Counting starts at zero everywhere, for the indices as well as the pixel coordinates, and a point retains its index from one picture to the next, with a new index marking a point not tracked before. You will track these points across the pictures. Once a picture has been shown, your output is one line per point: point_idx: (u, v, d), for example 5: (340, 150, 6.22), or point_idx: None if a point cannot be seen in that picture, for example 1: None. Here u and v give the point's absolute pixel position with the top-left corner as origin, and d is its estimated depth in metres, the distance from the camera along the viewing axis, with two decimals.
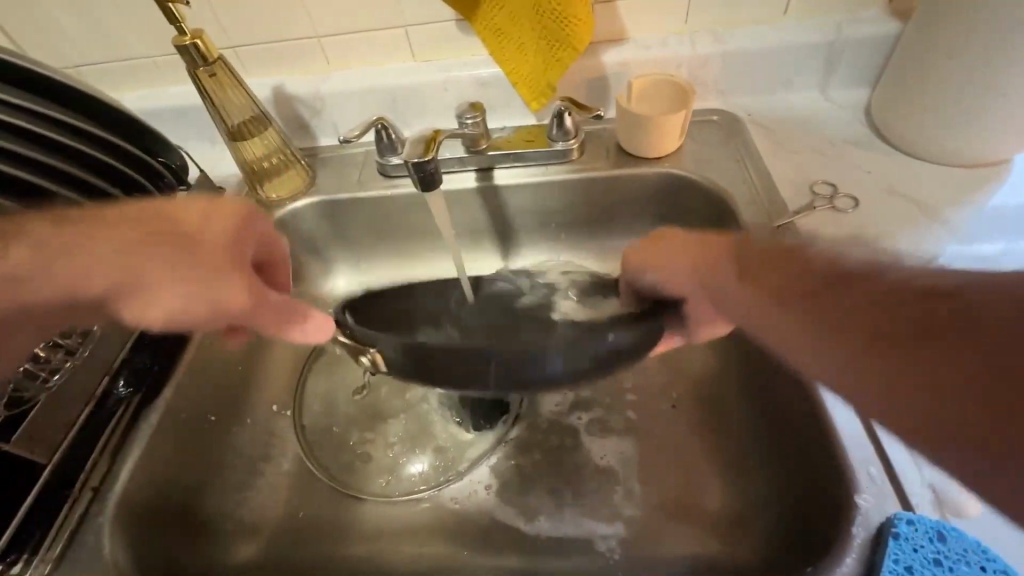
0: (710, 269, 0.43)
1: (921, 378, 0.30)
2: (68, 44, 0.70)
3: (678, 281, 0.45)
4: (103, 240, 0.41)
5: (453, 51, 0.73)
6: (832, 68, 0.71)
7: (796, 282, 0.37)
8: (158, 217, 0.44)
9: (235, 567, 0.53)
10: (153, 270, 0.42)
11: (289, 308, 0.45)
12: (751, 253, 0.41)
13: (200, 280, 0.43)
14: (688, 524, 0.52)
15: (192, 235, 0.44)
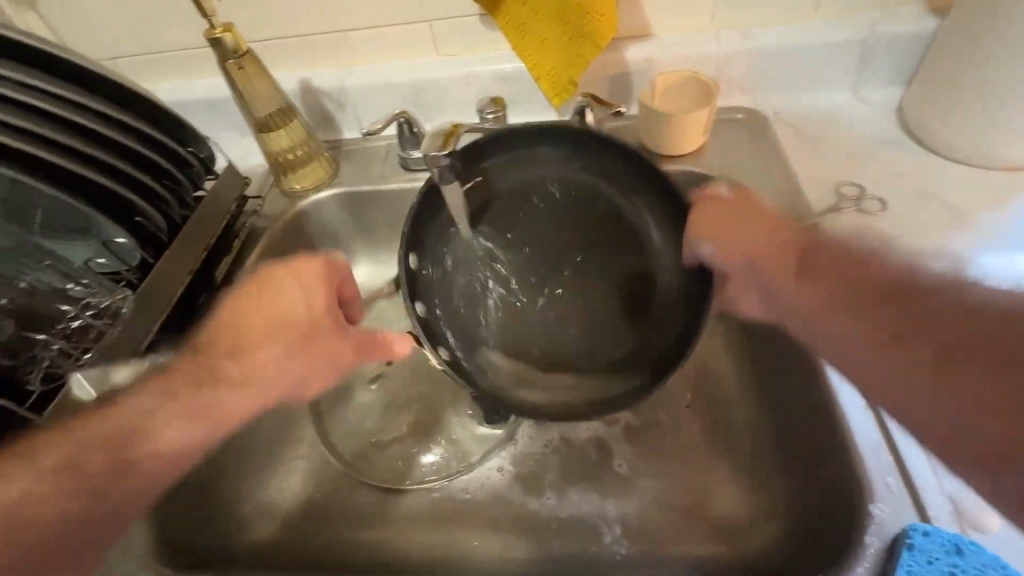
0: (764, 257, 0.49)
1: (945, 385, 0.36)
2: (107, 37, 0.72)
3: (732, 255, 0.50)
4: (254, 365, 0.49)
5: (476, 46, 0.74)
6: (864, 66, 0.69)
7: (867, 296, 0.43)
8: (271, 314, 0.50)
9: (252, 546, 0.54)
10: (302, 367, 0.50)
11: (394, 340, 0.52)
12: (814, 260, 0.47)
13: (325, 354, 0.51)
14: (698, 526, 0.52)
15: (308, 323, 0.51)
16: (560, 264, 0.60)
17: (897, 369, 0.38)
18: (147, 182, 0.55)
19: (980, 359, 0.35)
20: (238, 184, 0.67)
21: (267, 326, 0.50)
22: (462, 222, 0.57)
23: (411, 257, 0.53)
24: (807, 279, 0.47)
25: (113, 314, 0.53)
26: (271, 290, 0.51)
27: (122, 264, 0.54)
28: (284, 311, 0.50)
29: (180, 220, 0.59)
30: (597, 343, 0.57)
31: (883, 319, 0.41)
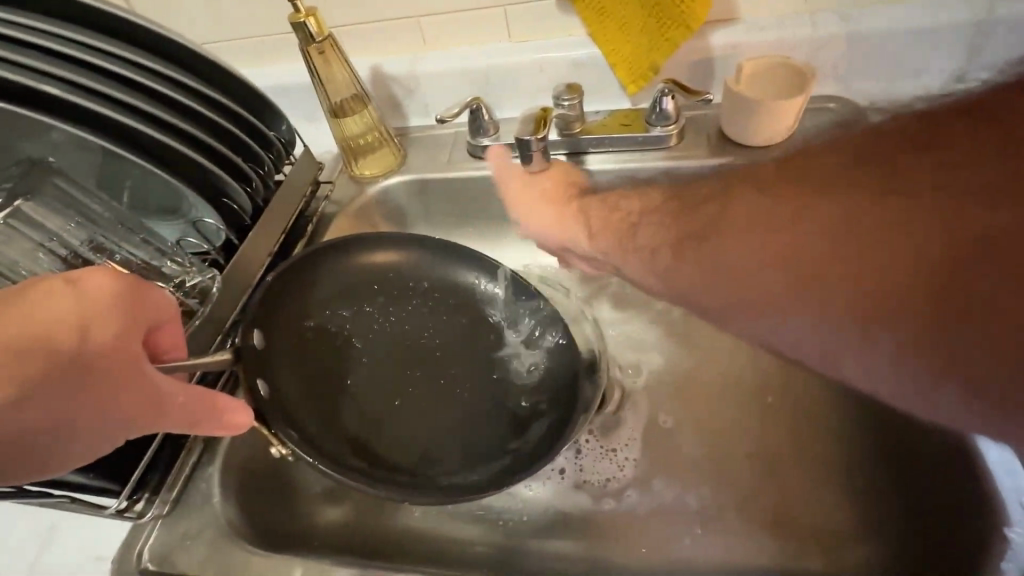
0: (563, 230, 0.56)
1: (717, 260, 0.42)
2: (192, 24, 0.74)
3: (544, 231, 0.58)
4: None
5: (551, 32, 0.72)
6: (978, 49, 0.63)
7: (690, 230, 0.45)
8: (22, 338, 0.37)
9: (323, 528, 0.53)
10: (59, 421, 0.38)
11: (222, 409, 0.43)
12: (591, 213, 0.54)
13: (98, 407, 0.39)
14: (786, 536, 0.49)
15: (76, 358, 0.39)
16: (421, 352, 0.59)
17: (726, 291, 0.42)
18: (235, 161, 0.56)
19: (719, 233, 0.42)
20: (313, 169, 0.67)
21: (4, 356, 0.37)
22: (319, 310, 0.58)
23: (256, 330, 0.53)
24: (625, 226, 0.50)
25: (201, 292, 0.53)
26: (27, 307, 0.38)
27: (207, 243, 0.56)
28: (37, 340, 0.38)
29: (262, 204, 0.60)
30: (449, 423, 0.56)
31: (653, 232, 0.48)
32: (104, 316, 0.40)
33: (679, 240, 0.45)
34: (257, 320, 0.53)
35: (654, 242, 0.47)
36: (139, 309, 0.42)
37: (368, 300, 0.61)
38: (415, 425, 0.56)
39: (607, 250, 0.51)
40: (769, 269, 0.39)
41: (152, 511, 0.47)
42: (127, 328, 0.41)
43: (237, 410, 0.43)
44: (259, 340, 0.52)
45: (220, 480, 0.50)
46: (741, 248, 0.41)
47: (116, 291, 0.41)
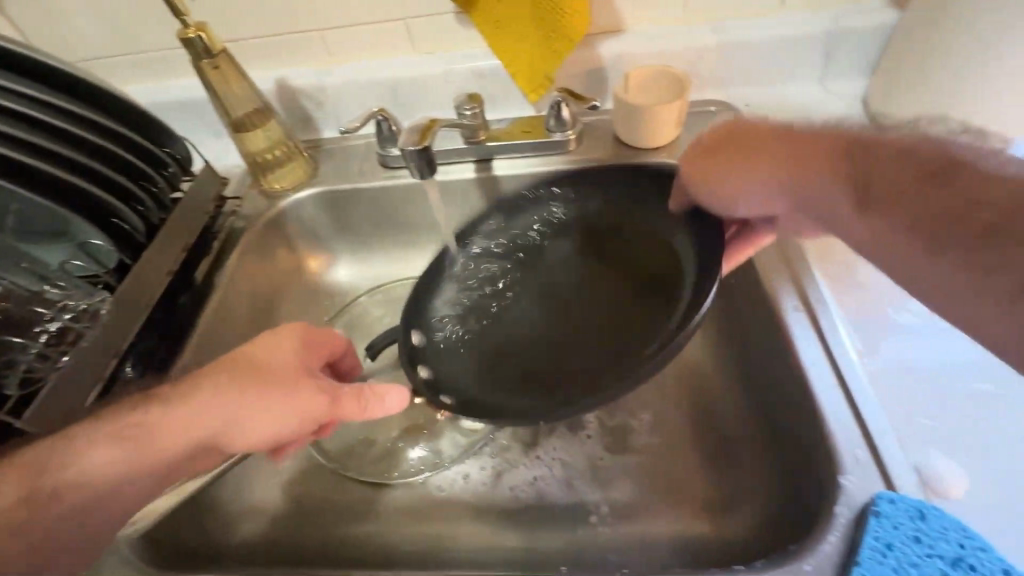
0: (800, 177, 0.44)
1: (901, 225, 0.39)
2: (79, 40, 0.72)
3: (762, 197, 0.47)
4: (204, 394, 0.46)
5: (452, 43, 0.74)
6: (831, 57, 0.71)
7: (899, 175, 0.40)
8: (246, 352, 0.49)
9: (240, 544, 0.55)
10: (252, 407, 0.46)
11: (383, 392, 0.50)
12: (783, 153, 0.45)
13: (283, 407, 0.47)
14: (680, 507, 0.52)
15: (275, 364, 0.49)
16: (575, 292, 0.61)
17: (907, 254, 0.39)
18: (121, 181, 0.54)
19: (891, 196, 0.39)
20: (216, 184, 0.66)
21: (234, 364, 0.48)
22: (466, 294, 0.63)
23: (415, 333, 0.59)
24: (788, 163, 0.45)
25: (92, 315, 0.52)
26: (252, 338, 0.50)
27: (99, 266, 0.54)
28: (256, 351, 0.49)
29: (158, 222, 0.59)
30: (598, 340, 0.57)
31: (820, 176, 0.43)
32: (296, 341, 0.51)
33: (853, 197, 0.41)
34: (410, 324, 0.59)
35: (830, 187, 0.43)
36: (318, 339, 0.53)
37: (503, 277, 0.64)
38: (571, 370, 0.56)
39: (836, 194, 0.43)
40: (983, 261, 0.35)
41: None
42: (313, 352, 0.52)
43: (387, 391, 0.50)
44: (419, 338, 0.59)
45: None
46: (969, 220, 0.36)
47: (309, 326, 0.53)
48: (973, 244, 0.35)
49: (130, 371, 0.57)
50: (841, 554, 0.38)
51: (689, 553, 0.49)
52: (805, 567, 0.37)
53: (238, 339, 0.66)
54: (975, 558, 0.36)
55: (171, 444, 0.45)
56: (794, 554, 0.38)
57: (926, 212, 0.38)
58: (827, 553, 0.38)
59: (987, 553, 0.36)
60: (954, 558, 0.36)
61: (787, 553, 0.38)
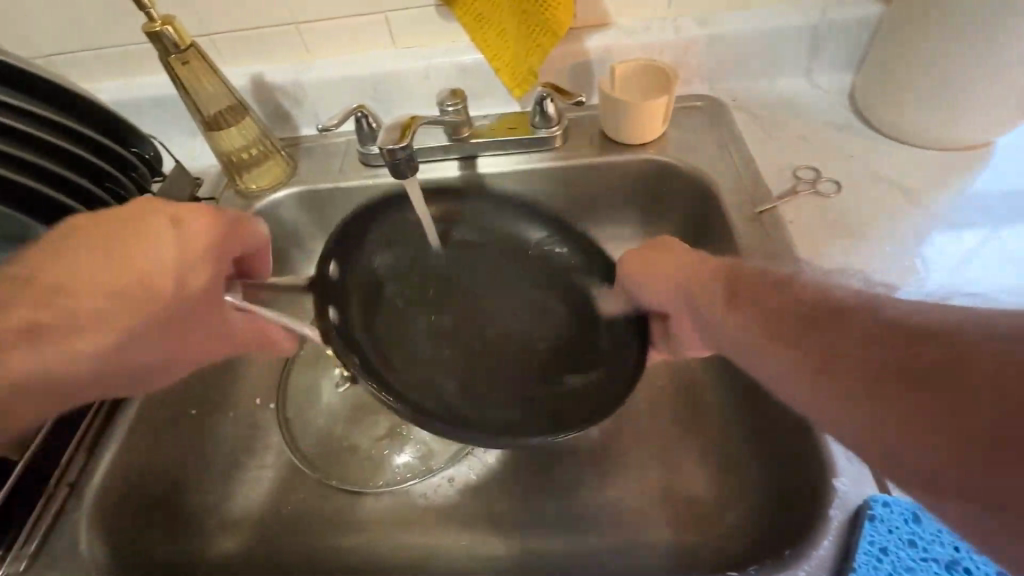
0: (683, 279, 0.45)
1: (762, 321, 0.37)
2: (43, 36, 0.69)
3: (662, 295, 0.47)
4: (91, 343, 0.42)
5: (433, 38, 0.72)
6: (817, 52, 0.71)
7: (774, 315, 0.37)
8: (132, 279, 0.44)
9: (220, 558, 0.53)
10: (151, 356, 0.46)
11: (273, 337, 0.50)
12: (664, 262, 0.47)
13: (176, 339, 0.46)
14: (673, 509, 0.52)
15: (168, 300, 0.45)
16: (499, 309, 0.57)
17: (781, 371, 0.35)
18: (85, 185, 0.51)
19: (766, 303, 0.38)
20: (187, 184, 0.64)
21: (116, 300, 0.43)
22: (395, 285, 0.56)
23: (331, 308, 0.49)
24: (674, 274, 0.46)
25: None
26: (131, 253, 0.44)
27: None
28: (147, 279, 0.44)
29: None
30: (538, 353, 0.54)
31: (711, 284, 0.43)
32: (196, 265, 0.47)
33: (726, 292, 0.41)
34: (326, 297, 0.49)
35: (703, 288, 0.43)
36: (224, 246, 0.48)
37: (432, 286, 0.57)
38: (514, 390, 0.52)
39: (709, 296, 0.42)
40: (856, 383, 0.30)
41: (5, 569, 0.43)
42: (211, 273, 0.48)
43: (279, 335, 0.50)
44: (334, 314, 0.49)
45: (89, 524, 0.46)
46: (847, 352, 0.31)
47: (210, 238, 0.47)
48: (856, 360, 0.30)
49: None
50: (834, 558, 0.37)
51: (684, 558, 0.48)
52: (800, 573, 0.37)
53: None
54: (969, 560, 0.36)
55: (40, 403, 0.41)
56: (789, 560, 0.37)
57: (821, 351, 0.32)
58: (822, 558, 0.37)
59: (980, 554, 0.36)
60: (948, 561, 0.36)
61: (782, 560, 0.38)
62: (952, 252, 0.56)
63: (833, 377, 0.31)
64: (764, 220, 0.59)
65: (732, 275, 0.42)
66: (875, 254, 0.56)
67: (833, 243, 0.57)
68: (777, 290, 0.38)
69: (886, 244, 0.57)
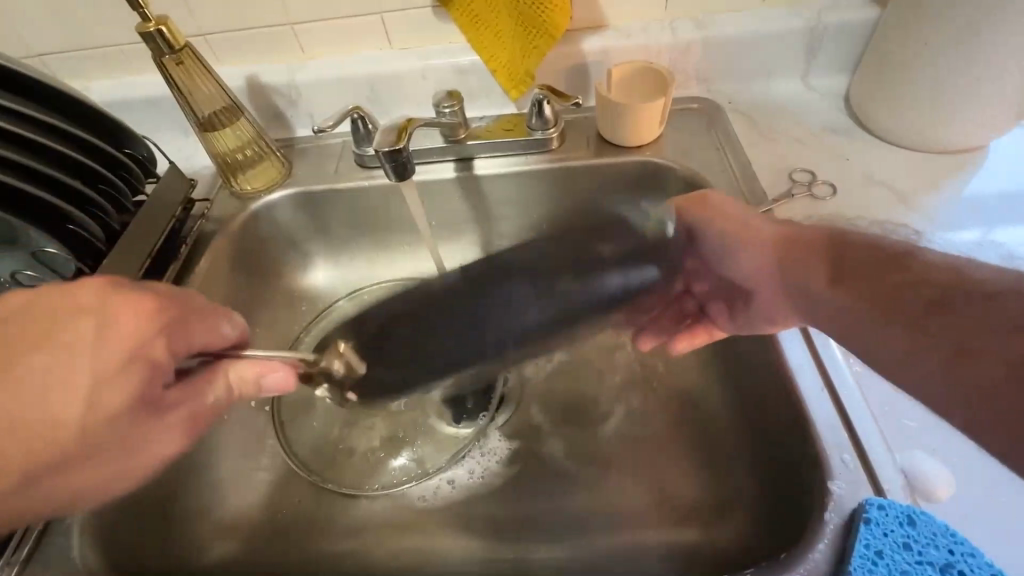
0: (759, 240, 0.45)
1: (846, 276, 0.39)
2: (35, 36, 0.69)
3: (744, 253, 0.47)
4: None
5: (430, 39, 0.72)
6: (814, 54, 0.71)
7: (892, 293, 0.35)
8: (41, 396, 0.33)
9: (213, 563, 0.52)
10: (79, 477, 0.36)
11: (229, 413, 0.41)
12: (737, 220, 0.47)
13: (110, 458, 0.37)
14: (669, 513, 0.52)
15: (92, 418, 0.35)
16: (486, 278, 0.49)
17: (861, 319, 0.36)
18: (78, 187, 0.51)
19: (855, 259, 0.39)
20: (182, 185, 0.63)
21: (24, 421, 0.33)
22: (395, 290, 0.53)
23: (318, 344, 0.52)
24: (756, 236, 0.46)
25: None
26: (44, 361, 0.34)
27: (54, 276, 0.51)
28: (63, 392, 0.34)
29: (120, 229, 0.56)
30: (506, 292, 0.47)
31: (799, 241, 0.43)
32: (124, 372, 0.35)
33: (817, 248, 0.42)
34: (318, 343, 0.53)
35: (790, 249, 0.43)
36: (161, 343, 0.37)
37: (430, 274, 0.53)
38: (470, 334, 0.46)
39: (792, 258, 0.43)
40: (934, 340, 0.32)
41: None
42: (144, 381, 0.36)
43: (272, 372, 0.42)
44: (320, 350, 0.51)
45: (81, 529, 0.46)
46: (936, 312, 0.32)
47: (136, 335, 0.36)
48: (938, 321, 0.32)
49: None
50: (830, 561, 0.37)
51: (680, 561, 0.48)
52: None
53: None
54: (965, 563, 0.36)
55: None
56: (784, 563, 0.37)
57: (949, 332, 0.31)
58: (817, 561, 0.37)
59: (976, 558, 0.36)
60: (943, 565, 0.36)
61: (778, 563, 0.38)
62: (946, 254, 0.56)
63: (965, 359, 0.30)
64: None
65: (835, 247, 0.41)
66: None
67: None
68: (893, 262, 0.36)
69: None
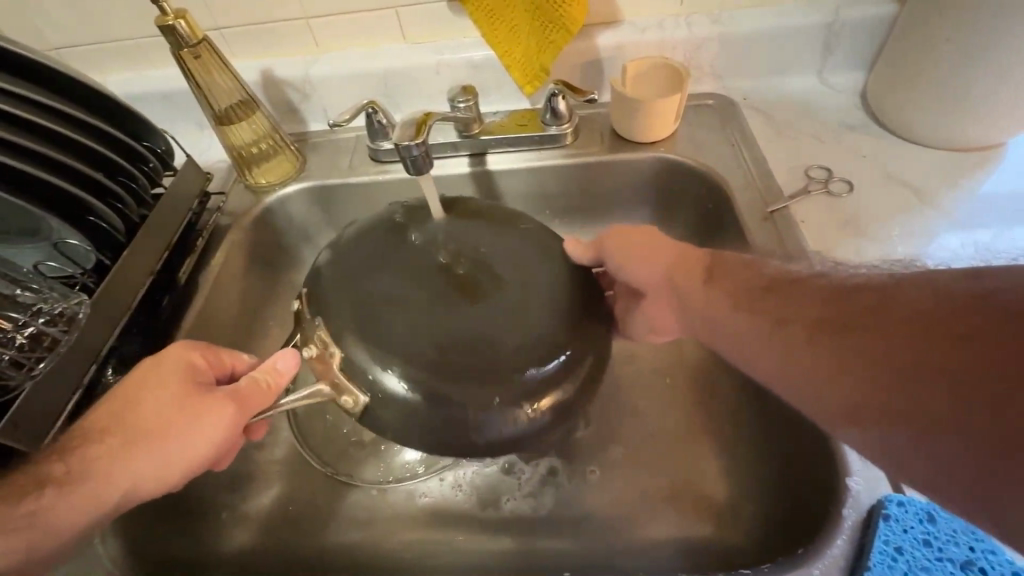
0: (669, 263, 0.47)
1: (707, 285, 0.44)
2: (51, 29, 0.69)
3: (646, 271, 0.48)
4: (149, 428, 0.44)
5: (445, 34, 0.72)
6: (830, 50, 0.70)
7: (743, 283, 0.42)
8: (167, 374, 0.46)
9: (229, 554, 0.53)
10: (170, 440, 0.44)
11: (248, 399, 0.47)
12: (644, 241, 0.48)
13: (185, 421, 0.45)
14: (681, 509, 0.52)
15: (193, 384, 0.46)
16: (471, 281, 0.46)
17: (721, 311, 0.42)
18: (100, 179, 0.51)
19: (721, 271, 0.44)
20: (199, 178, 0.64)
21: (163, 392, 0.45)
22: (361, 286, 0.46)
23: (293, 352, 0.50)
24: (657, 254, 0.48)
25: (68, 320, 0.48)
26: (159, 358, 0.47)
27: (74, 267, 0.51)
28: (172, 374, 0.46)
29: (137, 221, 0.56)
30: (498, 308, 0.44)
31: (681, 258, 0.47)
32: (199, 364, 0.48)
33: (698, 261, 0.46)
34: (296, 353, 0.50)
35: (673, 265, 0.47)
36: (211, 351, 0.50)
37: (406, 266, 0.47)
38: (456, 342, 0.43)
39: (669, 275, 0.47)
40: (767, 327, 0.38)
41: None
42: (207, 370, 0.49)
43: (278, 355, 0.50)
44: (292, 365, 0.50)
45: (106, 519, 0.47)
46: (769, 305, 0.39)
47: (207, 342, 0.50)
48: (772, 313, 0.38)
49: (111, 377, 0.53)
50: (848, 557, 0.37)
51: (693, 557, 0.48)
52: (814, 572, 0.37)
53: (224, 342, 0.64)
54: (985, 560, 0.36)
55: (89, 512, 0.41)
56: (802, 559, 0.37)
57: (771, 310, 0.38)
58: (836, 557, 0.37)
59: (996, 555, 0.36)
60: (964, 562, 0.36)
61: (795, 558, 0.38)
62: (965, 248, 0.56)
63: (783, 330, 0.37)
64: (776, 219, 0.59)
65: (707, 257, 0.46)
66: (889, 252, 0.56)
67: (844, 240, 0.57)
68: (754, 264, 0.43)
69: (898, 241, 0.57)
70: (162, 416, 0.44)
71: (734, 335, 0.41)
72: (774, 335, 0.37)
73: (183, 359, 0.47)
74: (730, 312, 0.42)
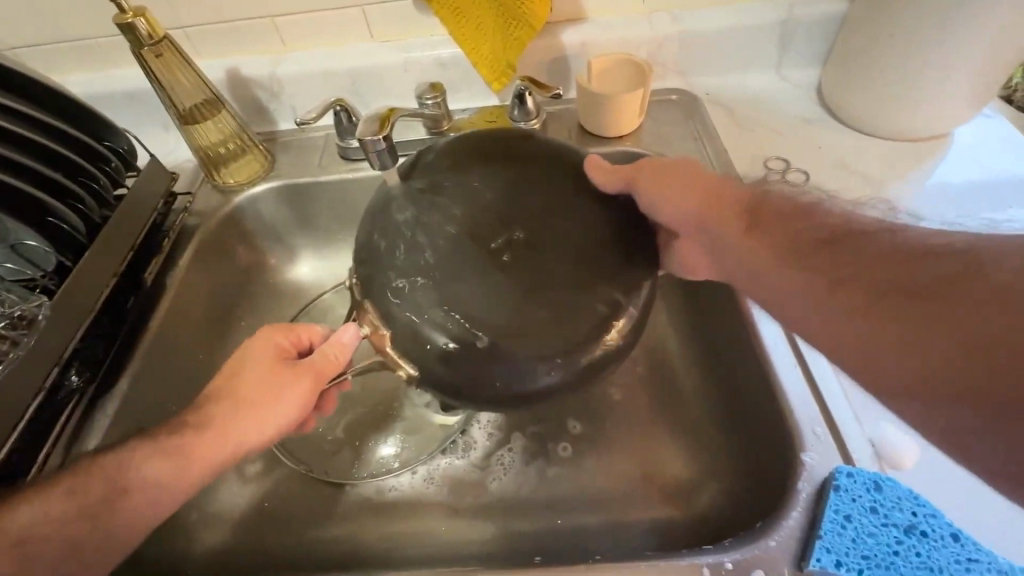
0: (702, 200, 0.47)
1: (743, 239, 0.45)
2: (7, 28, 0.67)
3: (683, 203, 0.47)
4: (233, 409, 0.44)
5: (412, 32, 0.72)
6: (786, 46, 0.73)
7: (778, 236, 0.44)
8: (257, 355, 0.46)
9: (201, 555, 0.53)
10: (252, 419, 0.44)
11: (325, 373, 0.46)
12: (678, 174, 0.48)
13: (265, 400, 0.44)
14: (650, 492, 0.53)
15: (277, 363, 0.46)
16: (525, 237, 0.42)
17: (762, 266, 0.43)
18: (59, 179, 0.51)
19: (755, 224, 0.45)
20: (163, 178, 0.63)
21: (252, 373, 0.45)
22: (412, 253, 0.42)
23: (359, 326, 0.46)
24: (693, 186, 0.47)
25: (28, 323, 0.47)
26: (250, 342, 0.47)
27: (34, 269, 0.50)
28: (260, 357, 0.46)
29: (100, 221, 0.55)
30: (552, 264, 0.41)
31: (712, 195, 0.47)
32: (284, 344, 0.48)
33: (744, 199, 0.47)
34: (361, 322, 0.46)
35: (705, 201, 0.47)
36: (293, 330, 0.49)
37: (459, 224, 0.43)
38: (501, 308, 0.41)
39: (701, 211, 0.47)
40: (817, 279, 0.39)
41: None
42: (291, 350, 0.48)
43: (341, 329, 0.46)
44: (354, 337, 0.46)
45: None
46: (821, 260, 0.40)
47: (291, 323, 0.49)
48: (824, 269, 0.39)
49: (76, 379, 0.52)
50: (803, 528, 0.39)
51: (662, 537, 0.49)
52: (770, 542, 0.38)
53: (193, 343, 0.63)
54: (926, 523, 0.38)
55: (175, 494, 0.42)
56: (760, 530, 0.39)
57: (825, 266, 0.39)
58: (792, 527, 0.39)
59: (937, 519, 0.38)
60: (908, 526, 0.38)
61: (754, 530, 0.39)
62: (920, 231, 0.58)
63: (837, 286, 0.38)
64: None
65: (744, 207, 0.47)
66: None
67: None
68: (752, 231, 0.45)
69: None
70: (251, 395, 0.44)
71: (771, 291, 0.43)
72: (822, 289, 0.38)
73: (269, 342, 0.47)
74: (771, 269, 0.43)
